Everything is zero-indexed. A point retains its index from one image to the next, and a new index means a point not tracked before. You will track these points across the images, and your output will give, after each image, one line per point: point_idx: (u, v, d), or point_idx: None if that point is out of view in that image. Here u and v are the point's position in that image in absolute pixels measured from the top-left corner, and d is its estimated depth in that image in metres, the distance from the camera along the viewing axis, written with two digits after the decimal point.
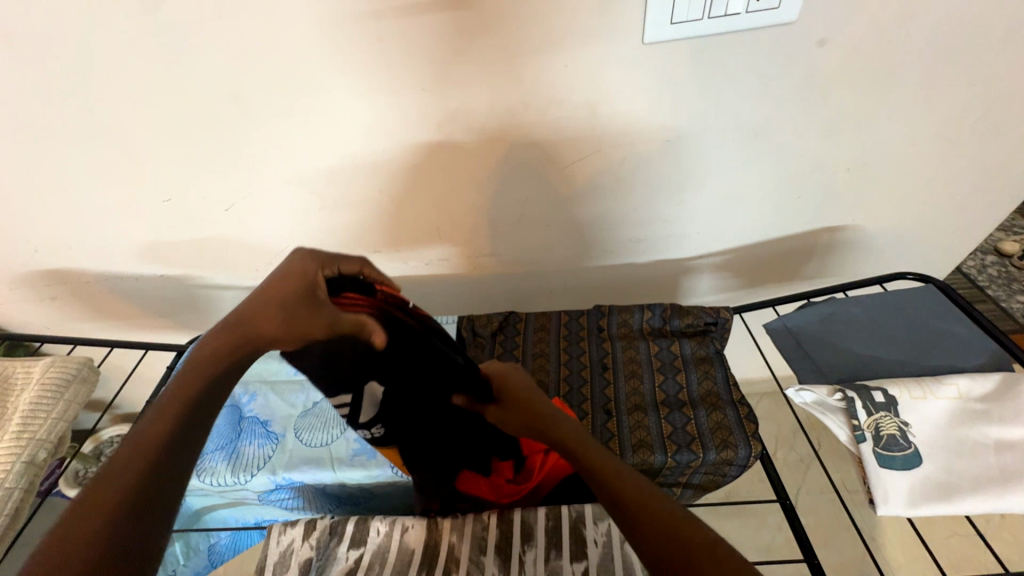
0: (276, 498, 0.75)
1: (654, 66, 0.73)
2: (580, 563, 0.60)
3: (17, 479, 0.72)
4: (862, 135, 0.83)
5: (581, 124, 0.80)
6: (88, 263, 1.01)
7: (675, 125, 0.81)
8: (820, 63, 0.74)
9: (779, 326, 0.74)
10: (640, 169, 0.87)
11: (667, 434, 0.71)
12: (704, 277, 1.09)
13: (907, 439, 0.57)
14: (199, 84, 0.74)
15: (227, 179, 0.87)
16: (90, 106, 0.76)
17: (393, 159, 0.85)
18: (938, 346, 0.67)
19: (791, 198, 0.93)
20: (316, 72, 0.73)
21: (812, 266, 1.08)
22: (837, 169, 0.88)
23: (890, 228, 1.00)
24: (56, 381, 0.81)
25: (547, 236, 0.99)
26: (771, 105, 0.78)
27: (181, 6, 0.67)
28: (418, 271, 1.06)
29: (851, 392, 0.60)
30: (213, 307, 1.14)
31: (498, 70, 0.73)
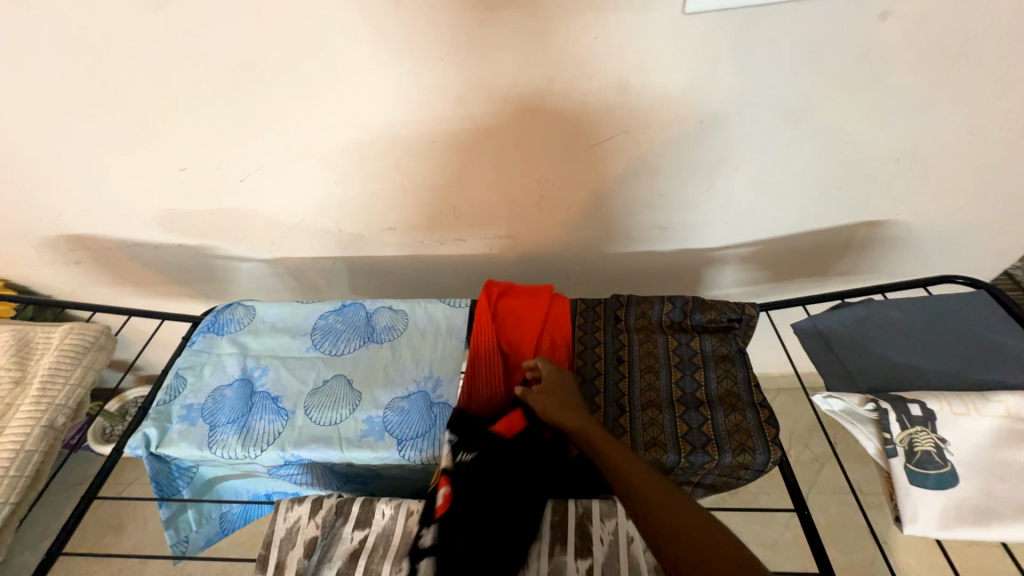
0: (286, 472, 0.75)
1: (691, 41, 0.67)
2: (584, 560, 0.60)
3: (37, 442, 0.75)
4: (919, 121, 0.76)
5: (609, 102, 0.75)
6: (108, 230, 1.02)
7: (709, 105, 0.75)
8: (880, 40, 0.66)
9: (808, 327, 0.71)
10: (669, 152, 0.82)
11: (682, 433, 0.68)
12: (729, 269, 1.05)
13: (943, 456, 0.53)
14: (210, 51, 0.71)
15: (241, 151, 0.85)
16: (101, 69, 0.74)
17: (409, 134, 0.81)
18: (985, 359, 0.61)
19: (831, 189, 0.87)
20: (330, 39, 0.69)
21: (846, 263, 1.02)
22: (886, 160, 0.81)
23: (938, 225, 0.93)
24: (74, 347, 0.82)
25: (567, 220, 0.95)
26: (820, 85, 0.72)
27: None
28: (432, 251, 1.04)
29: (885, 403, 0.56)
30: (229, 277, 1.14)
31: (522, 40, 0.68)
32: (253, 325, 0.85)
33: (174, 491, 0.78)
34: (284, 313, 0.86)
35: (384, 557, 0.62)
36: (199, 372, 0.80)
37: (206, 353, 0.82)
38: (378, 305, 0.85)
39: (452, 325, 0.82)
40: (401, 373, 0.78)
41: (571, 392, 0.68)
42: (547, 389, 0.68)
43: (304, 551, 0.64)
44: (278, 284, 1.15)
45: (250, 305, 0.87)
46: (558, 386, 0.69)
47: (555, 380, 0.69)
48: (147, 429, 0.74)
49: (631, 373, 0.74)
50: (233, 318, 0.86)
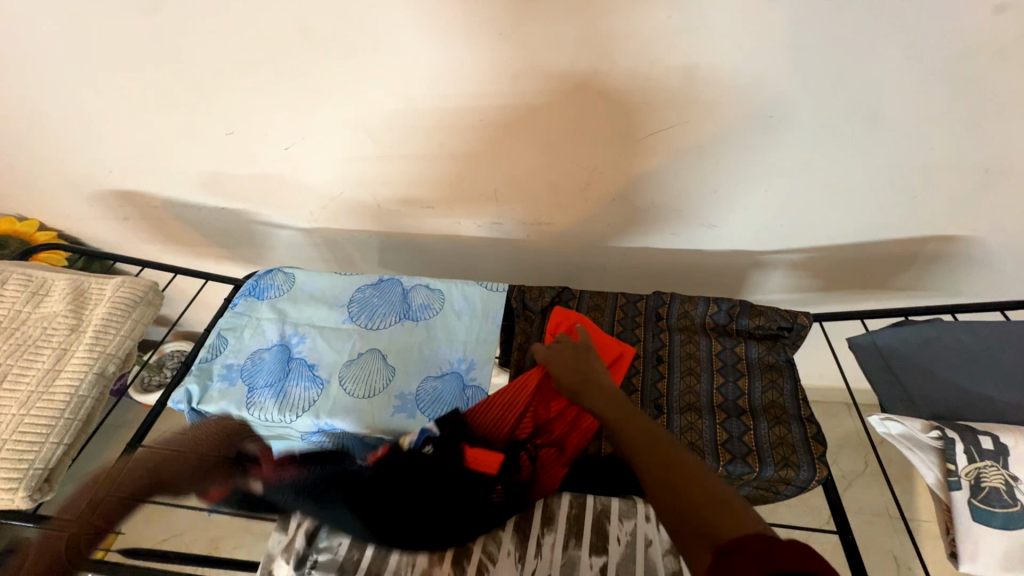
0: (318, 441, 0.76)
1: (771, 26, 0.63)
2: (598, 557, 0.58)
3: (89, 388, 0.78)
4: (1015, 130, 0.69)
5: (671, 88, 0.71)
6: (157, 188, 1.04)
7: (780, 98, 0.70)
8: (986, 36, 0.60)
9: (866, 341, 0.67)
10: (728, 146, 0.78)
11: (721, 441, 0.65)
12: (776, 274, 1.00)
13: (1014, 496, 0.49)
14: (268, 13, 0.70)
15: (289, 118, 0.85)
16: (161, 26, 0.74)
17: (458, 111, 0.79)
18: None
19: (902, 198, 0.81)
20: (388, 6, 0.67)
21: (907, 277, 0.95)
22: (971, 169, 0.75)
23: (1016, 245, 0.85)
24: (124, 300, 0.85)
25: (610, 210, 0.92)
26: (908, 83, 0.66)
27: None
28: (469, 232, 1.02)
29: (952, 432, 0.52)
30: (267, 243, 1.16)
31: (588, 16, 0.64)
32: (292, 293, 0.86)
33: None
34: (323, 283, 0.86)
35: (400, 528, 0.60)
36: (239, 334, 0.81)
37: (247, 317, 0.83)
38: (415, 282, 0.85)
39: (488, 309, 0.81)
40: (435, 352, 0.78)
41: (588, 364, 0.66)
42: (565, 360, 0.66)
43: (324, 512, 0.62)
44: (314, 253, 1.16)
45: (290, 273, 0.88)
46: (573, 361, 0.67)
47: (573, 352, 0.68)
48: (190, 385, 0.76)
49: (671, 374, 0.72)
50: (273, 284, 0.87)
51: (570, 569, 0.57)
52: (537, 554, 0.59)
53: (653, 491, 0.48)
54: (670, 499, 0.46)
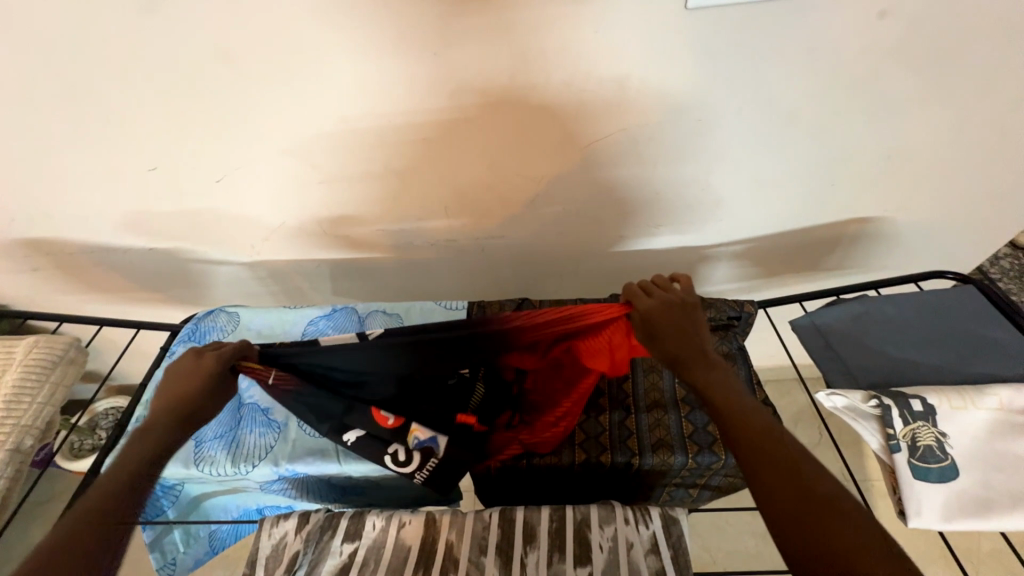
0: (279, 488, 0.72)
1: (692, 36, 0.67)
2: (584, 569, 0.55)
3: (3, 467, 0.69)
4: (907, 120, 0.77)
5: (607, 97, 0.74)
6: (72, 234, 0.95)
7: (707, 102, 0.74)
8: (875, 38, 0.67)
9: (805, 323, 0.71)
10: (665, 149, 0.81)
11: (688, 434, 0.67)
12: (721, 265, 1.05)
13: (944, 451, 0.54)
14: (184, 41, 0.66)
15: (220, 149, 0.80)
16: (60, 59, 0.68)
17: (400, 130, 0.78)
18: (976, 352, 0.63)
19: (822, 186, 0.88)
20: (315, 29, 0.65)
21: (834, 258, 1.04)
22: (877, 156, 0.83)
23: (921, 221, 0.95)
24: (40, 362, 0.76)
25: (562, 218, 0.94)
26: (815, 83, 0.72)
27: None
28: (423, 252, 1.01)
29: (888, 399, 0.57)
30: (206, 282, 1.08)
31: (520, 32, 0.66)
32: (238, 333, 0.80)
33: (158, 511, 0.73)
34: (271, 319, 0.82)
35: (375, 571, 0.57)
36: None
37: None
38: (370, 309, 0.82)
39: None
40: None
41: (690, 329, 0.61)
42: (666, 314, 0.61)
43: (287, 567, 0.57)
44: (260, 288, 1.10)
45: (234, 312, 0.83)
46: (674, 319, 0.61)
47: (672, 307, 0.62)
48: None
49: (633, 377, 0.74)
50: (216, 325, 0.81)
51: None
52: None
53: (770, 496, 0.49)
54: (785, 499, 0.48)
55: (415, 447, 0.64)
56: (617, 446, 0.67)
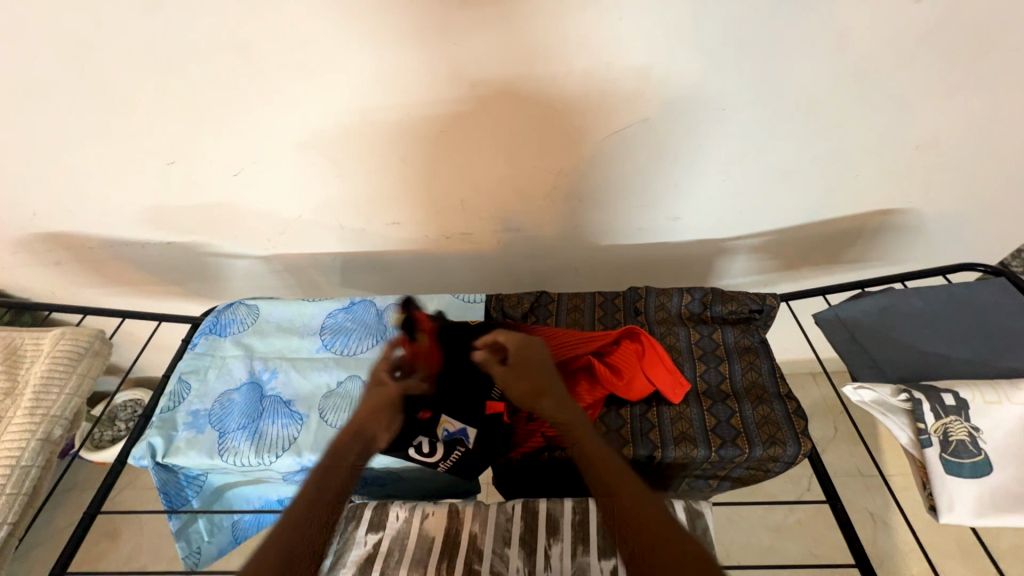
0: (300, 479, 0.73)
1: (716, 24, 0.65)
2: (607, 561, 0.56)
3: (33, 457, 0.71)
4: (937, 109, 0.75)
5: (628, 87, 0.72)
6: (92, 228, 0.96)
7: (729, 91, 0.73)
8: (906, 24, 0.65)
9: (830, 317, 0.70)
10: (685, 140, 0.80)
11: (710, 427, 0.67)
12: (740, 258, 1.04)
13: (977, 446, 0.53)
14: (203, 33, 0.66)
15: (237, 142, 0.80)
16: (80, 53, 0.68)
17: (418, 122, 0.78)
18: (1009, 345, 0.62)
19: (846, 177, 0.86)
20: (335, 21, 0.65)
21: (855, 251, 1.02)
22: (904, 145, 0.81)
23: (948, 213, 0.93)
24: (67, 354, 0.77)
25: (580, 211, 0.93)
26: (841, 71, 0.70)
27: None
28: (438, 246, 1.01)
29: (918, 393, 0.56)
30: (224, 276, 1.09)
31: (540, 23, 0.65)
32: (258, 326, 0.81)
33: (183, 502, 0.75)
34: (290, 312, 0.82)
35: (400, 561, 0.57)
36: (202, 376, 0.76)
37: (210, 356, 0.78)
38: (389, 302, 0.82)
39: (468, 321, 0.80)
40: None
41: (542, 366, 0.65)
42: (522, 348, 0.66)
43: None
44: (276, 281, 1.11)
45: (253, 304, 0.83)
46: (526, 357, 0.66)
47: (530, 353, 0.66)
48: (152, 438, 0.70)
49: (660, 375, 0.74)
50: (236, 318, 0.82)
51: None
52: (544, 568, 0.56)
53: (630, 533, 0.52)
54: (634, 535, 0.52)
55: (442, 439, 0.67)
56: (638, 440, 0.66)
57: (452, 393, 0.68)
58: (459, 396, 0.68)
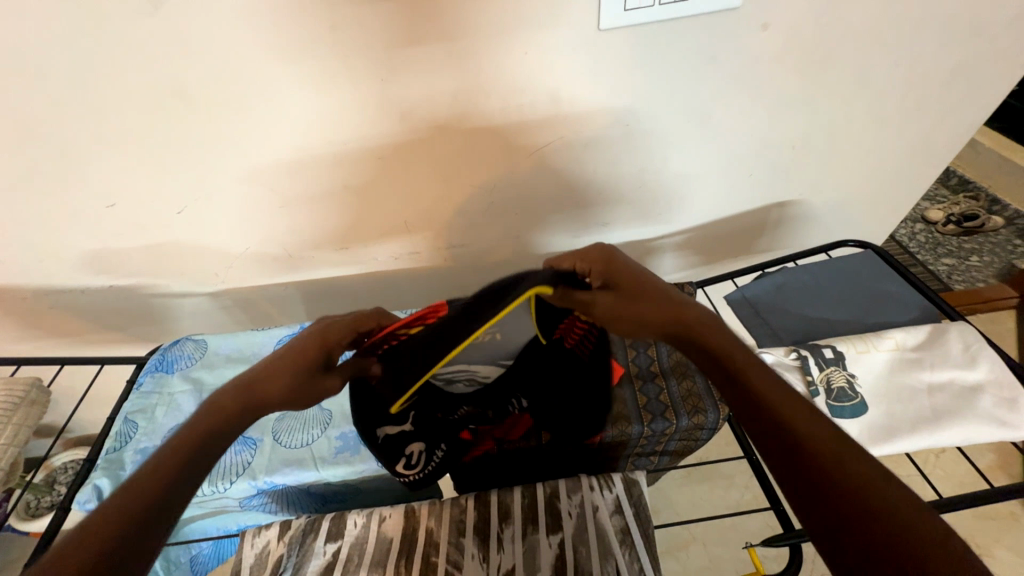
0: (257, 503, 0.74)
1: (610, 52, 0.74)
2: (555, 535, 0.60)
3: None
4: (805, 114, 0.88)
5: (544, 111, 0.81)
6: (25, 279, 0.94)
7: (632, 109, 0.83)
8: (764, 47, 0.77)
9: (739, 297, 0.79)
10: (602, 152, 0.89)
11: (642, 405, 0.74)
12: (668, 256, 1.15)
13: (854, 390, 0.63)
14: (135, 81, 0.69)
15: (178, 181, 0.83)
16: (8, 106, 0.69)
17: (356, 152, 0.83)
18: (876, 306, 0.74)
19: (744, 176, 0.98)
20: (265, 64, 0.70)
21: (764, 241, 1.15)
22: (786, 146, 0.94)
23: (834, 201, 1.08)
24: (1, 405, 0.77)
25: (518, 222, 1.00)
26: (720, 87, 0.82)
27: None
28: (388, 267, 1.05)
29: (804, 351, 0.66)
30: (170, 316, 1.08)
31: (457, 58, 0.72)
32: (207, 359, 0.82)
33: None
34: (240, 343, 0.84)
35: (360, 565, 0.59)
36: (150, 414, 0.76)
37: (157, 394, 0.78)
38: None
39: None
40: None
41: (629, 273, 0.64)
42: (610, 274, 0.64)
43: (274, 572, 0.60)
44: (227, 317, 1.11)
45: (201, 339, 0.84)
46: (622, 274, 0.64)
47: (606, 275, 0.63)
48: (98, 480, 0.70)
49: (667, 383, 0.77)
50: (183, 353, 0.82)
51: (531, 556, 0.59)
52: (498, 550, 0.60)
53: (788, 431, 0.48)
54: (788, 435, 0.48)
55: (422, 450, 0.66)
56: None
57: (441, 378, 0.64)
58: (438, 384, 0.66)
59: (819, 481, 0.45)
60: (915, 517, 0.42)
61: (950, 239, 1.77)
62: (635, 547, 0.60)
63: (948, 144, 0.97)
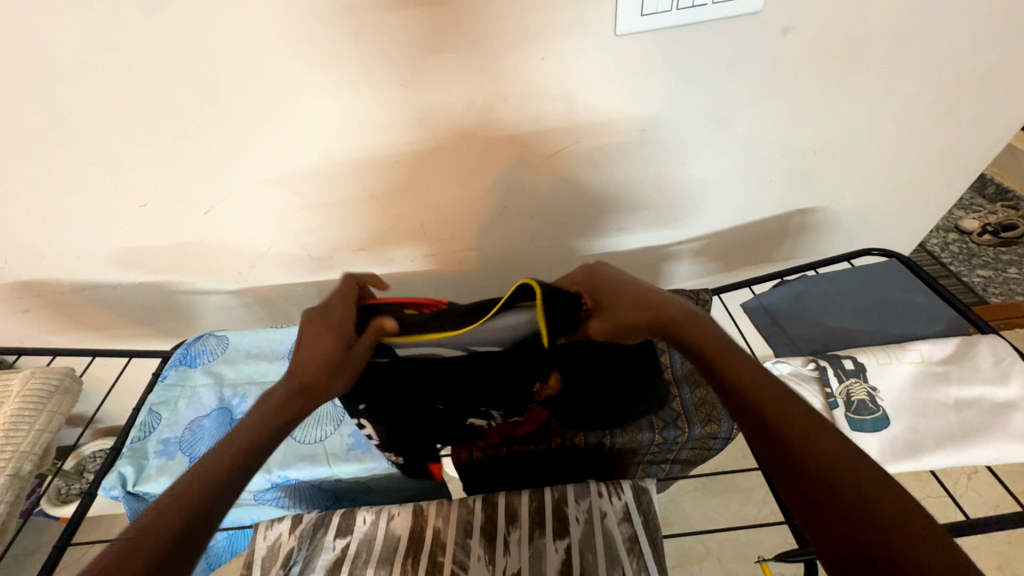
0: (271, 496, 0.76)
1: (626, 58, 0.74)
2: (562, 541, 0.60)
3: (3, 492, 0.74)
4: (827, 120, 0.86)
5: (559, 116, 0.81)
6: (63, 274, 0.99)
7: (649, 115, 0.83)
8: (785, 52, 0.76)
9: (755, 305, 0.77)
10: (618, 157, 0.89)
11: (654, 412, 0.73)
12: (684, 262, 1.13)
13: (876, 403, 0.61)
14: (168, 87, 0.72)
15: (205, 182, 0.86)
16: (53, 110, 0.73)
17: (374, 156, 0.85)
18: (901, 316, 0.71)
19: (764, 182, 0.96)
20: (288, 71, 0.72)
21: (785, 248, 1.12)
22: (807, 151, 0.92)
23: (858, 209, 1.05)
24: (37, 393, 0.82)
25: (531, 226, 1.00)
26: (739, 93, 0.81)
27: (137, 4, 0.64)
28: (403, 268, 1.07)
29: (823, 361, 0.64)
30: (195, 312, 1.12)
31: (474, 64, 0.73)
32: (227, 354, 0.84)
33: None
34: (259, 339, 0.86)
35: (367, 562, 0.60)
36: (173, 406, 0.79)
37: (180, 387, 0.81)
38: None
39: None
40: None
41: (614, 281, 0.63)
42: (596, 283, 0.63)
43: (284, 565, 0.61)
44: (248, 314, 1.14)
45: (223, 335, 0.87)
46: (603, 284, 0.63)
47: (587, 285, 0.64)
48: (122, 468, 0.73)
49: (680, 393, 0.75)
50: (206, 348, 0.85)
51: (537, 560, 0.59)
52: (504, 553, 0.59)
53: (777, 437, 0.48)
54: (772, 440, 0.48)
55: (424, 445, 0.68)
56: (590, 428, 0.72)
57: (450, 384, 0.60)
58: (446, 380, 0.60)
59: (809, 495, 0.44)
60: (918, 531, 0.40)
61: (985, 250, 1.69)
62: (643, 555, 0.59)
63: (981, 151, 0.93)
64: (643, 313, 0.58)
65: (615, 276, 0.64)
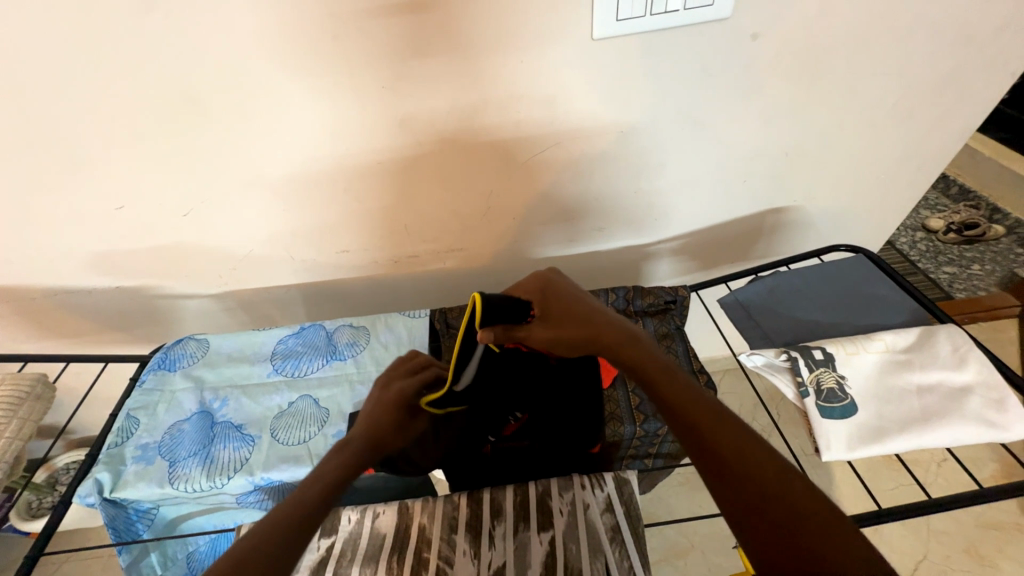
0: (255, 499, 0.75)
1: (603, 61, 0.77)
2: (547, 533, 0.61)
3: None
4: (797, 122, 0.90)
5: (540, 118, 0.83)
6: (34, 279, 0.96)
7: (627, 117, 0.85)
8: (754, 56, 0.79)
9: (731, 300, 0.80)
10: (597, 158, 0.91)
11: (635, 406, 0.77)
12: (664, 261, 1.16)
13: (844, 391, 0.63)
14: (144, 87, 0.71)
15: (183, 184, 0.85)
16: (23, 111, 0.72)
17: (356, 157, 0.85)
18: (868, 308, 0.74)
19: (738, 182, 0.99)
20: (268, 72, 0.72)
21: (761, 247, 1.16)
22: (778, 153, 0.95)
23: (829, 208, 1.09)
24: (7, 400, 0.80)
25: (513, 227, 1.01)
26: (712, 95, 0.84)
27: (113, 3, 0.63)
28: (386, 270, 1.07)
29: (794, 352, 0.67)
30: (173, 317, 1.10)
31: (455, 66, 0.74)
32: (208, 358, 0.84)
33: (135, 535, 0.77)
34: (241, 342, 0.85)
35: (353, 560, 0.60)
36: (151, 411, 0.78)
37: (159, 392, 0.80)
38: (338, 323, 0.87)
39: (414, 334, 0.86)
40: (366, 384, 0.80)
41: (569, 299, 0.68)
42: (548, 297, 0.69)
43: None
44: (228, 318, 1.13)
45: (203, 338, 0.86)
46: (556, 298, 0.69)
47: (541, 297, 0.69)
48: (99, 475, 0.71)
49: None
50: (186, 352, 0.84)
51: (521, 552, 0.60)
52: (489, 547, 0.60)
53: (723, 458, 0.53)
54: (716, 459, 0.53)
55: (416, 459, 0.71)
56: None
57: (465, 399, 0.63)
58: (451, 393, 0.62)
59: (748, 513, 0.50)
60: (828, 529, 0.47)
61: (950, 247, 1.77)
62: (625, 544, 0.61)
63: (940, 151, 0.98)
64: (584, 329, 0.65)
65: (567, 293, 0.69)
